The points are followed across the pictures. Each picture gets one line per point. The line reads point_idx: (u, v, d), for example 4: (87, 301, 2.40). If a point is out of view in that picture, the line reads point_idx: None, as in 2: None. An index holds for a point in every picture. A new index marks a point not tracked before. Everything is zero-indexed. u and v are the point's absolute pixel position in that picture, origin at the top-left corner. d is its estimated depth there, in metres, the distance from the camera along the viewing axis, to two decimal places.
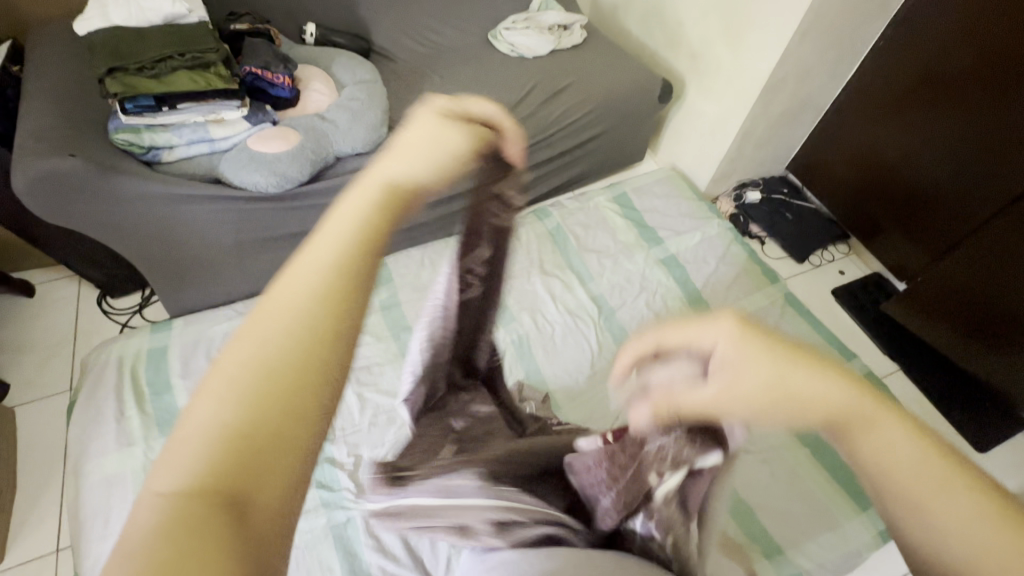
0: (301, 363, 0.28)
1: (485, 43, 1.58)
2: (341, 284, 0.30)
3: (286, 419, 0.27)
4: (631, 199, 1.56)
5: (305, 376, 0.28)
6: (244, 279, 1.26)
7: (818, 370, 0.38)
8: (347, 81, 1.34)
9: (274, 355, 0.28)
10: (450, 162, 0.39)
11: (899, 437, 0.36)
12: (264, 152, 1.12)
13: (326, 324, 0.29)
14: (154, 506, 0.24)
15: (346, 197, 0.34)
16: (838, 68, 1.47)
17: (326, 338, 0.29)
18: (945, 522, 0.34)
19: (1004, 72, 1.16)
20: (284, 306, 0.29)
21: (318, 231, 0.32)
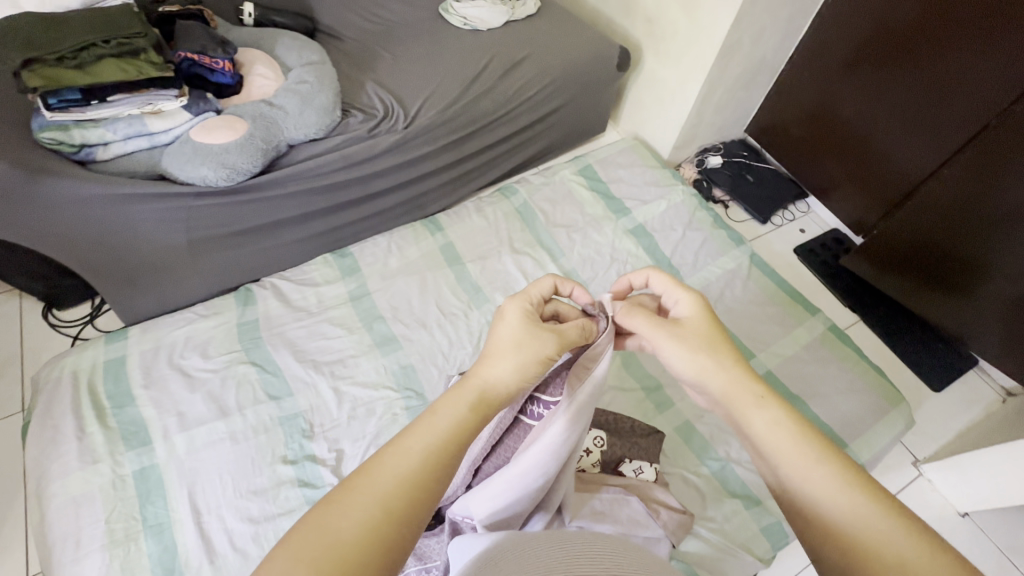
0: (360, 540, 0.38)
1: (436, 17, 1.52)
2: (402, 488, 0.41)
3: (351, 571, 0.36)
4: (596, 170, 1.55)
5: (354, 555, 0.37)
6: (202, 279, 1.21)
7: (714, 366, 0.56)
8: (293, 63, 1.27)
9: (363, 520, 0.39)
10: (521, 357, 0.53)
11: (785, 427, 0.51)
12: (209, 142, 1.05)
13: (387, 512, 0.40)
14: None
15: (437, 415, 0.46)
16: (790, 28, 1.48)
17: (397, 506, 0.40)
18: (821, 501, 0.46)
19: (946, 25, 1.18)
20: (379, 483, 0.41)
21: (420, 432, 0.45)
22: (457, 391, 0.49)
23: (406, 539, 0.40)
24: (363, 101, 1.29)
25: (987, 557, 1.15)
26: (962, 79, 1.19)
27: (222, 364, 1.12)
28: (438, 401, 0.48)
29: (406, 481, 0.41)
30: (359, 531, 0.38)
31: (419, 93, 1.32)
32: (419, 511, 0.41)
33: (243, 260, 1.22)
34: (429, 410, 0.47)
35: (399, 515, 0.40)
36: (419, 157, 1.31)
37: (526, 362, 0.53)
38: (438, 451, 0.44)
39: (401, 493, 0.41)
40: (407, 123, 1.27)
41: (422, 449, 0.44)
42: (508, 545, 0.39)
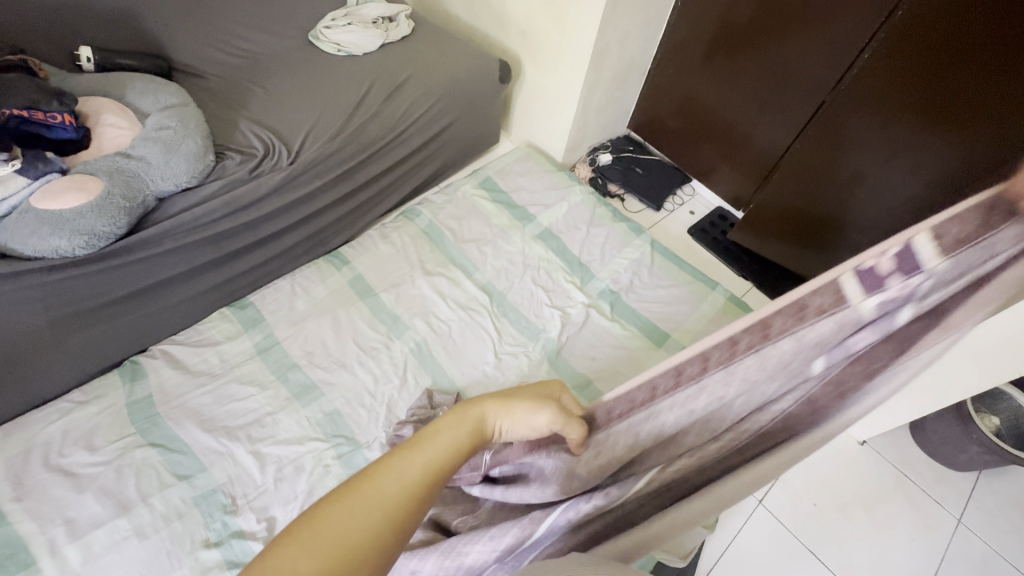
0: (363, 542, 0.39)
1: (307, 45, 1.46)
2: (401, 497, 0.42)
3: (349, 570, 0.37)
4: (496, 181, 1.57)
5: (355, 559, 0.38)
6: (77, 362, 1.05)
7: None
8: (150, 108, 1.16)
9: (366, 522, 0.40)
10: (525, 418, 0.55)
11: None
12: (56, 208, 0.92)
13: (388, 519, 0.41)
14: None
15: (439, 433, 0.48)
16: (651, 30, 1.60)
17: (397, 513, 0.41)
18: None
19: (780, 18, 1.34)
20: (387, 485, 0.42)
21: (425, 445, 0.47)
22: (461, 415, 0.51)
23: (400, 548, 0.41)
24: (239, 141, 1.21)
25: (887, 476, 1.31)
26: (801, 66, 1.35)
27: (114, 453, 0.99)
28: (441, 418, 0.50)
29: (409, 491, 0.43)
30: (360, 535, 0.39)
31: (301, 126, 1.26)
32: (412, 524, 0.42)
33: (129, 330, 1.09)
34: (432, 427, 0.49)
35: (394, 517, 0.41)
36: (311, 193, 1.25)
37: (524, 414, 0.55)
38: (439, 465, 0.46)
39: (405, 505, 0.42)
40: (292, 159, 1.20)
41: (422, 462, 0.45)
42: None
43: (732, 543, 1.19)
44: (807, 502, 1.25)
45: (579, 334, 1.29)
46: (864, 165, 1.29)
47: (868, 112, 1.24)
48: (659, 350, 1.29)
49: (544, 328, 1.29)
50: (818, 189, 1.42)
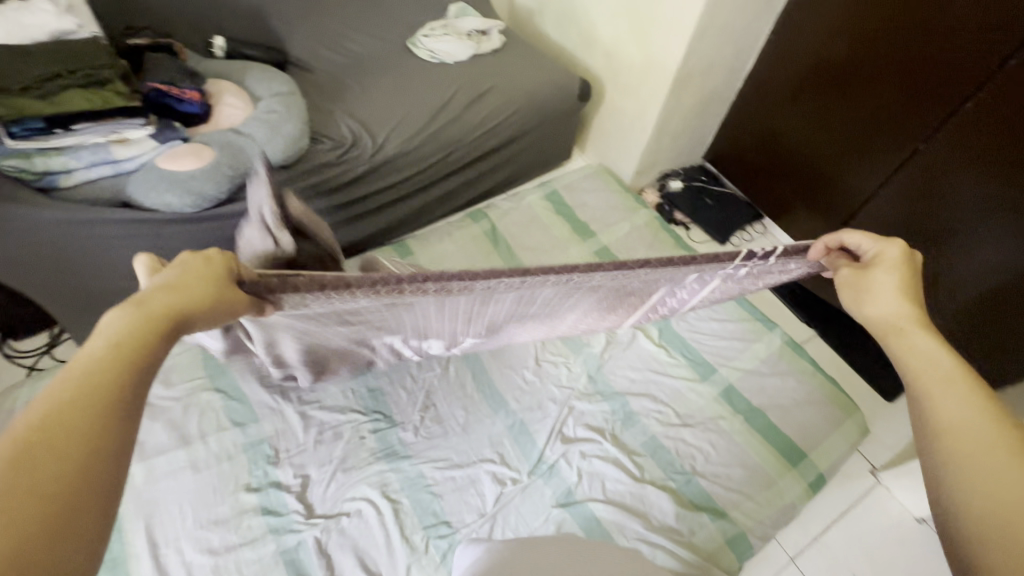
0: (76, 390, 0.36)
1: (404, 51, 1.58)
2: (105, 357, 0.38)
3: (65, 410, 0.34)
4: (563, 196, 1.59)
5: (83, 405, 0.35)
6: None
7: (951, 398, 0.47)
8: (262, 93, 1.30)
9: (86, 385, 0.36)
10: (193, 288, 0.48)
11: (928, 351, 0.53)
12: (175, 169, 1.06)
13: (97, 363, 0.38)
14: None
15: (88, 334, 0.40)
16: (739, 62, 1.58)
17: (102, 373, 0.37)
18: (969, 431, 0.44)
19: (875, 64, 1.31)
20: (87, 363, 0.38)
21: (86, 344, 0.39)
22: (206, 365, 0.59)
23: (132, 387, 0.38)
24: (332, 130, 1.33)
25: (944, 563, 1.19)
26: (897, 109, 1.30)
27: (184, 392, 1.10)
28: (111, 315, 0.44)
29: (99, 356, 0.38)
30: (70, 382, 0.36)
31: (387, 121, 1.37)
32: (138, 363, 0.40)
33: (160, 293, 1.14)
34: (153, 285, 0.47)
35: (120, 381, 0.38)
36: (389, 184, 1.34)
37: (215, 299, 0.49)
38: (134, 331, 0.41)
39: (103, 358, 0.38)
40: (375, 151, 1.30)
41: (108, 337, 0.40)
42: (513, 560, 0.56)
43: None
44: (846, 571, 1.16)
45: (622, 355, 1.29)
46: (954, 219, 1.27)
47: (967, 166, 1.21)
48: (701, 383, 1.26)
49: (588, 344, 1.29)
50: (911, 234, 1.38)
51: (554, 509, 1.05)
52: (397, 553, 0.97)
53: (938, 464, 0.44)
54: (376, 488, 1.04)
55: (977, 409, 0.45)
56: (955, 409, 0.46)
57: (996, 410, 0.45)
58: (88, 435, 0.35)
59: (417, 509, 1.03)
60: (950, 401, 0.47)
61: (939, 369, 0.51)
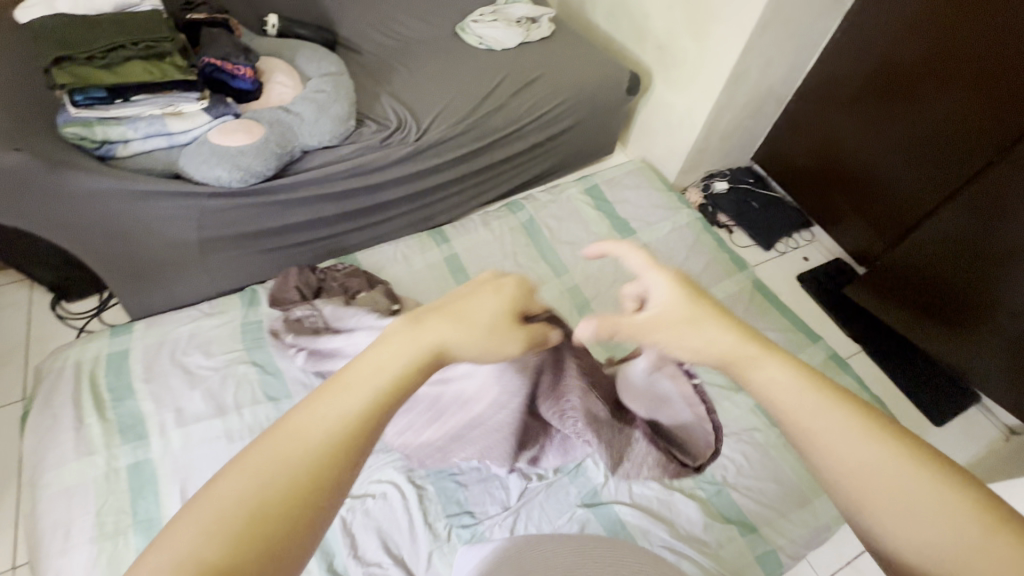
0: (345, 426, 0.34)
1: (453, 36, 1.57)
2: (378, 390, 0.36)
3: (317, 441, 0.33)
4: (604, 191, 1.55)
5: (342, 445, 0.34)
6: (211, 278, 1.23)
7: (855, 440, 0.40)
8: (312, 73, 1.31)
9: (348, 417, 0.35)
10: (484, 313, 0.46)
11: (788, 385, 0.44)
12: (226, 144, 1.08)
13: (373, 398, 0.36)
14: (236, 496, 0.31)
15: (376, 349, 0.39)
16: (798, 60, 1.50)
17: (366, 410, 0.35)
18: (873, 481, 0.39)
19: (952, 65, 1.23)
20: (360, 389, 0.36)
21: (354, 375, 0.37)
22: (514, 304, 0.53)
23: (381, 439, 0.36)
24: (377, 112, 1.33)
25: None
26: (969, 119, 1.22)
27: (222, 362, 1.13)
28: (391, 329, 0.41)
29: (374, 385, 0.37)
30: (340, 411, 0.35)
31: (433, 106, 1.36)
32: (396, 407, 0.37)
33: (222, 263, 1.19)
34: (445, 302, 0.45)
35: (360, 421, 0.35)
36: (431, 169, 1.33)
37: (482, 342, 0.44)
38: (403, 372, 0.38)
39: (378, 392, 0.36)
40: (419, 135, 1.30)
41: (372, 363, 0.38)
42: (534, 557, 0.54)
43: None
44: None
45: None
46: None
47: None
48: (738, 392, 1.22)
49: None
50: (965, 253, 1.25)
51: (578, 508, 1.03)
52: (420, 539, 0.98)
53: (867, 521, 0.39)
54: (402, 473, 1.04)
55: (883, 450, 0.40)
56: (857, 452, 0.40)
57: (898, 442, 0.40)
58: (329, 479, 0.33)
59: (441, 497, 1.02)
60: (865, 443, 0.40)
61: (809, 399, 0.43)
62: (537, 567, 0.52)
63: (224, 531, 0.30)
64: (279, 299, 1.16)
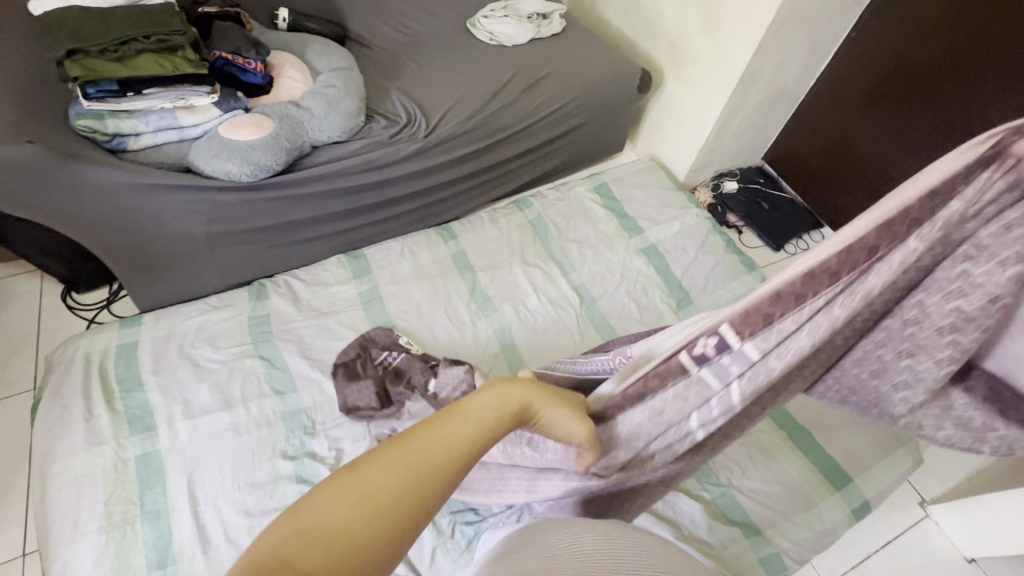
0: (447, 461, 0.40)
1: (463, 31, 1.56)
2: (470, 435, 0.44)
3: (421, 458, 0.39)
4: (612, 189, 1.54)
5: (440, 479, 0.39)
6: (220, 272, 1.24)
7: None
8: (322, 68, 1.31)
9: (446, 454, 0.41)
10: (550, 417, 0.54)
11: None
12: (235, 138, 1.08)
13: (465, 445, 0.43)
14: (354, 495, 0.36)
15: (474, 402, 0.47)
16: (813, 59, 1.48)
17: (457, 453, 0.41)
18: None
19: (971, 67, 1.21)
20: (461, 429, 0.43)
21: (454, 413, 0.45)
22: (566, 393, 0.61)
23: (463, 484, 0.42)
24: (387, 108, 1.32)
25: None
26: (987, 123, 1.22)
27: (230, 355, 1.13)
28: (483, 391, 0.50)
29: (470, 433, 0.44)
30: (448, 445, 0.41)
31: (442, 102, 1.35)
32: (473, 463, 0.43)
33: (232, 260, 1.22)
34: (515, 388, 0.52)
35: (465, 451, 0.42)
36: (439, 166, 1.33)
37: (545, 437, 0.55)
38: (486, 431, 0.45)
39: (470, 439, 0.43)
40: (429, 131, 1.29)
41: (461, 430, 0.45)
42: (554, 546, 0.52)
43: None
44: None
45: None
46: None
47: None
48: None
49: None
50: None
51: None
52: (424, 534, 0.98)
53: None
54: None
55: None
56: None
57: None
58: (425, 508, 0.38)
59: None
60: None
61: None
62: (558, 556, 0.50)
63: (345, 514, 0.35)
64: (350, 407, 1.05)
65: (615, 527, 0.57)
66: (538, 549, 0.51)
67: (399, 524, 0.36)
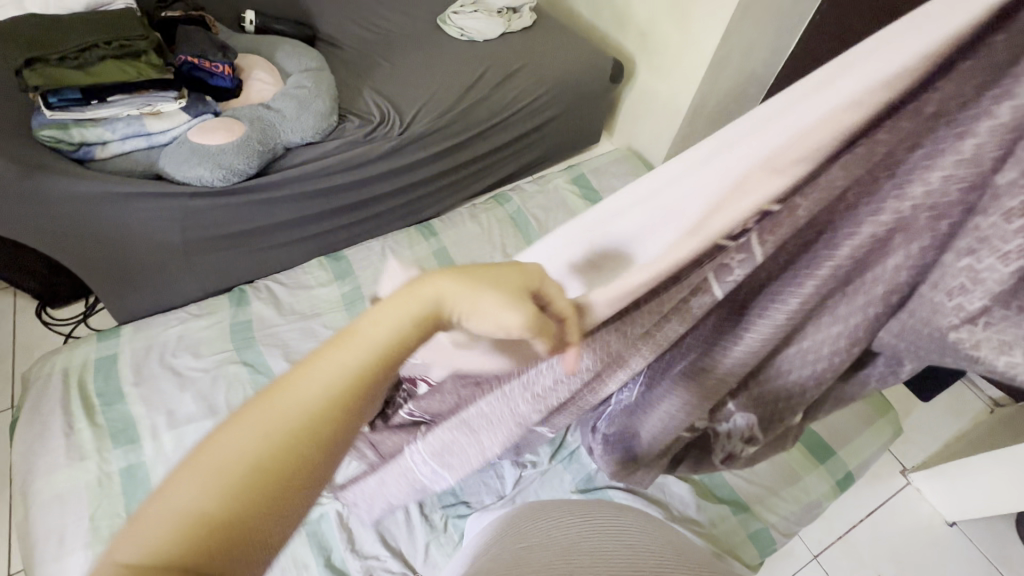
0: (316, 410, 0.37)
1: (434, 28, 1.56)
2: (349, 373, 0.39)
3: (273, 425, 0.36)
4: (590, 179, 1.55)
5: (310, 432, 0.37)
6: (197, 280, 1.22)
7: None
8: (292, 69, 1.30)
9: (308, 409, 0.37)
10: (494, 306, 0.43)
11: None
12: (206, 143, 1.07)
13: (341, 383, 0.39)
14: (194, 501, 0.33)
15: (367, 320, 0.41)
16: (780, 43, 1.50)
17: (325, 403, 0.38)
18: None
19: None
20: (325, 377, 0.38)
21: (334, 348, 0.40)
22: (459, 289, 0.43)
23: (351, 420, 0.39)
24: (360, 107, 1.32)
25: (974, 568, 1.16)
26: None
27: (212, 363, 1.12)
28: (379, 304, 0.43)
29: (345, 374, 0.39)
30: (317, 393, 0.38)
31: (416, 100, 1.35)
32: (364, 397, 0.39)
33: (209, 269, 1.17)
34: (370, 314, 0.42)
35: (343, 394, 0.38)
36: (415, 163, 1.33)
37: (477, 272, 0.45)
38: (374, 354, 0.40)
39: (347, 384, 0.39)
40: (403, 129, 1.29)
41: (298, 409, 0.37)
42: (538, 531, 0.50)
43: None
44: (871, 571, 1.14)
45: None
46: None
47: None
48: None
49: None
50: None
51: (572, 493, 1.02)
52: (417, 530, 0.98)
53: None
54: None
55: None
56: None
57: None
58: (302, 466, 0.36)
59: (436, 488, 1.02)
60: None
61: None
62: (539, 539, 0.49)
63: (187, 512, 0.33)
64: None
65: (597, 504, 0.57)
66: (518, 539, 0.50)
67: (265, 503, 0.35)
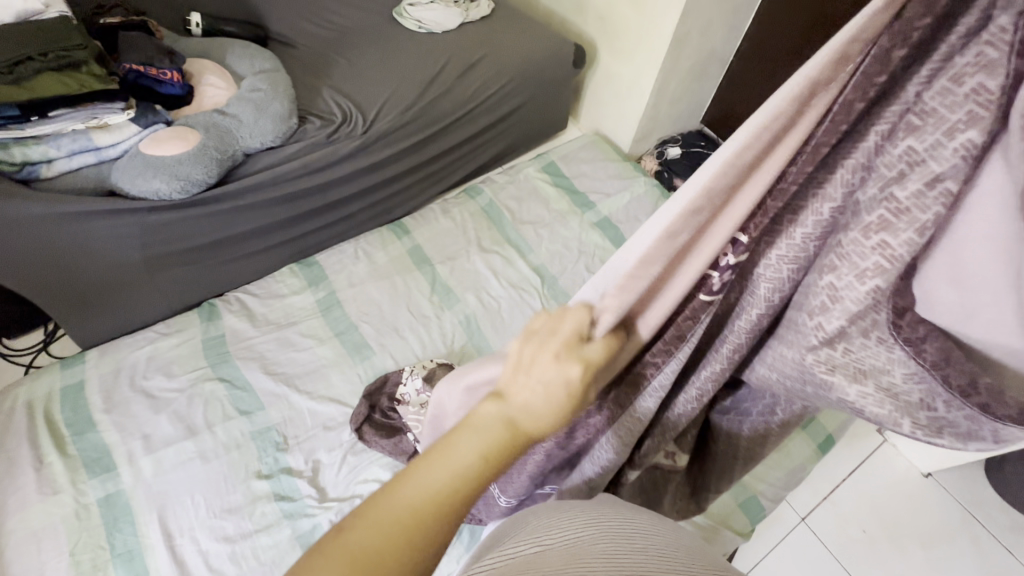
0: (430, 514, 0.36)
1: (390, 21, 1.52)
2: (458, 479, 0.37)
3: (389, 520, 0.35)
4: (560, 167, 1.55)
5: (418, 542, 0.35)
6: (162, 298, 1.18)
7: None
8: (245, 71, 1.25)
9: (424, 510, 0.36)
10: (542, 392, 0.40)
11: None
12: (160, 155, 1.02)
13: (454, 489, 0.37)
14: None
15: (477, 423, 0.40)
16: (736, 20, 1.52)
17: (436, 510, 0.36)
18: None
19: None
20: (442, 476, 0.37)
21: (449, 445, 0.39)
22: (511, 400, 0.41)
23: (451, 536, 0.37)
24: (320, 107, 1.28)
25: (949, 515, 1.22)
26: None
27: (186, 383, 1.08)
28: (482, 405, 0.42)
29: (457, 482, 0.37)
30: (430, 499, 0.36)
31: (378, 96, 1.32)
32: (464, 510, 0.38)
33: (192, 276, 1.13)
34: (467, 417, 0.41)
35: (450, 501, 0.37)
36: (381, 162, 1.30)
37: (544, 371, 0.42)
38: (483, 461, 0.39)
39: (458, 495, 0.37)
40: (366, 127, 1.26)
41: (415, 510, 0.36)
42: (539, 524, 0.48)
43: (767, 555, 1.14)
44: (854, 527, 1.18)
45: None
46: None
47: None
48: None
49: None
50: None
51: None
52: None
53: None
54: (388, 470, 1.01)
55: None
56: None
57: None
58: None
59: None
60: None
61: None
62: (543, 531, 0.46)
63: None
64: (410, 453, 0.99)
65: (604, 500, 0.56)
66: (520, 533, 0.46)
67: None
